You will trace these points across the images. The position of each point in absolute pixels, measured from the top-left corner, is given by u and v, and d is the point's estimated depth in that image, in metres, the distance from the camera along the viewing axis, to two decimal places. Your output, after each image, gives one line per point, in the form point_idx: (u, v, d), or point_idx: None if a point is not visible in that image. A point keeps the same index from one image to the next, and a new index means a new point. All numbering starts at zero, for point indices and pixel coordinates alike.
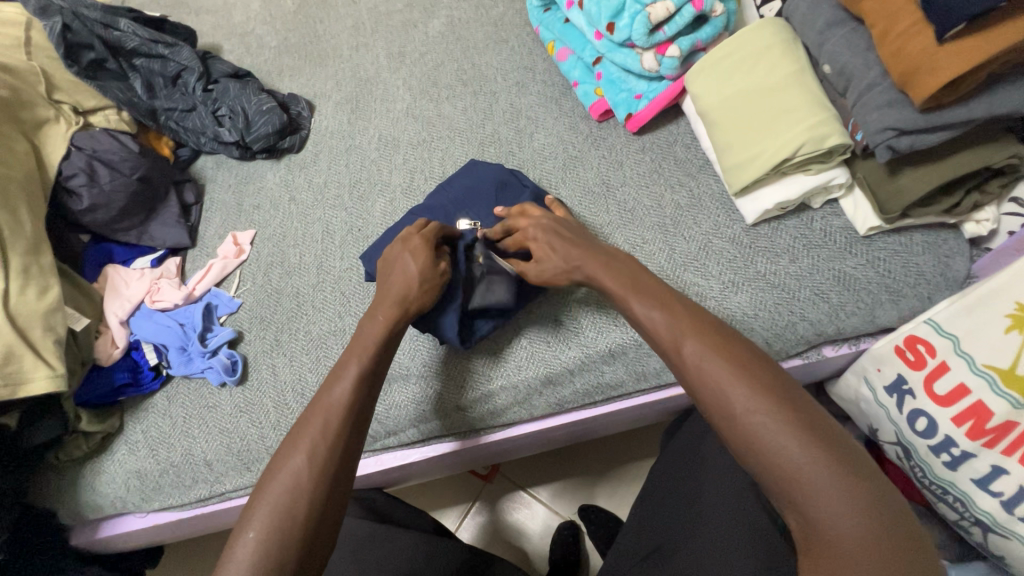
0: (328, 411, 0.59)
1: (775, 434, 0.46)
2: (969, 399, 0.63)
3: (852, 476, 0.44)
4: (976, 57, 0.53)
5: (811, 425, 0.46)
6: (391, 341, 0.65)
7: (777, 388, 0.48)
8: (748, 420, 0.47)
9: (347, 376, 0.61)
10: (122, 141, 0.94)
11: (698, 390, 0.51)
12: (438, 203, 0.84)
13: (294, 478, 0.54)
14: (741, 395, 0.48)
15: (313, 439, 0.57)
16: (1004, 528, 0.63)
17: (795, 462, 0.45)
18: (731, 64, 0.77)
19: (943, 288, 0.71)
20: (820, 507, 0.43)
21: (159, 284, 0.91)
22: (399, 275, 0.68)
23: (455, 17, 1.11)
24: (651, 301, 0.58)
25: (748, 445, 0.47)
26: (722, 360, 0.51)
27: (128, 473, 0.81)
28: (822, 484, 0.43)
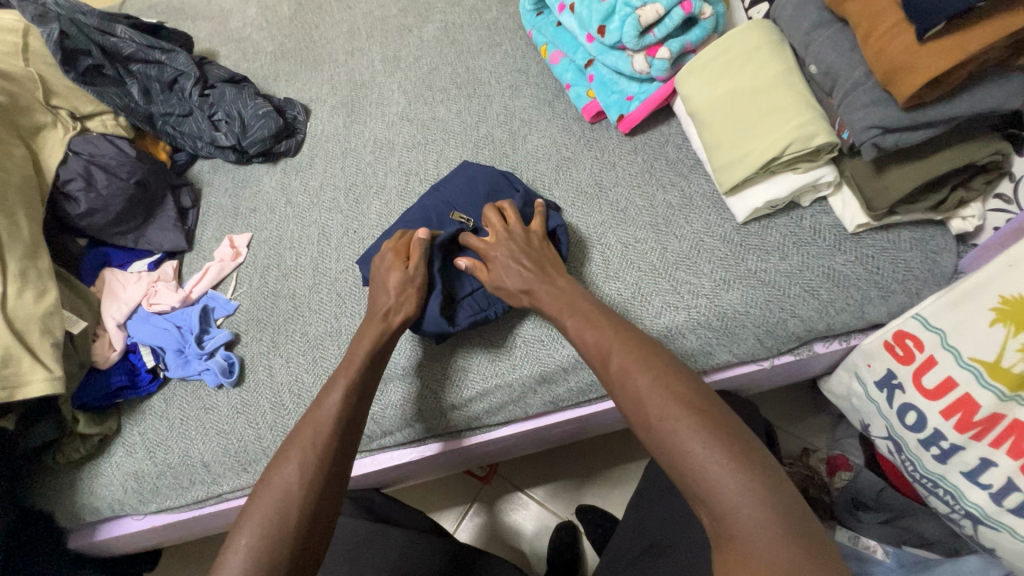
0: (318, 422, 0.62)
1: (680, 436, 0.52)
2: (956, 392, 0.64)
3: (751, 472, 0.49)
4: (955, 57, 0.54)
5: (719, 431, 0.52)
6: (377, 354, 0.69)
7: (688, 397, 0.54)
8: (660, 425, 0.53)
9: (338, 388, 0.65)
10: (119, 146, 0.95)
11: (623, 400, 0.58)
12: (430, 204, 0.85)
13: (284, 486, 0.57)
14: (656, 403, 0.55)
15: (305, 447, 0.59)
16: (993, 521, 0.64)
17: (698, 460, 0.50)
18: (720, 65, 0.78)
19: (931, 284, 0.72)
20: (721, 500, 0.48)
21: (156, 287, 0.91)
22: (380, 289, 0.73)
23: (450, 21, 1.12)
24: (582, 320, 0.65)
25: (661, 447, 0.53)
26: (643, 373, 0.57)
27: (125, 475, 0.82)
28: (722, 480, 0.48)
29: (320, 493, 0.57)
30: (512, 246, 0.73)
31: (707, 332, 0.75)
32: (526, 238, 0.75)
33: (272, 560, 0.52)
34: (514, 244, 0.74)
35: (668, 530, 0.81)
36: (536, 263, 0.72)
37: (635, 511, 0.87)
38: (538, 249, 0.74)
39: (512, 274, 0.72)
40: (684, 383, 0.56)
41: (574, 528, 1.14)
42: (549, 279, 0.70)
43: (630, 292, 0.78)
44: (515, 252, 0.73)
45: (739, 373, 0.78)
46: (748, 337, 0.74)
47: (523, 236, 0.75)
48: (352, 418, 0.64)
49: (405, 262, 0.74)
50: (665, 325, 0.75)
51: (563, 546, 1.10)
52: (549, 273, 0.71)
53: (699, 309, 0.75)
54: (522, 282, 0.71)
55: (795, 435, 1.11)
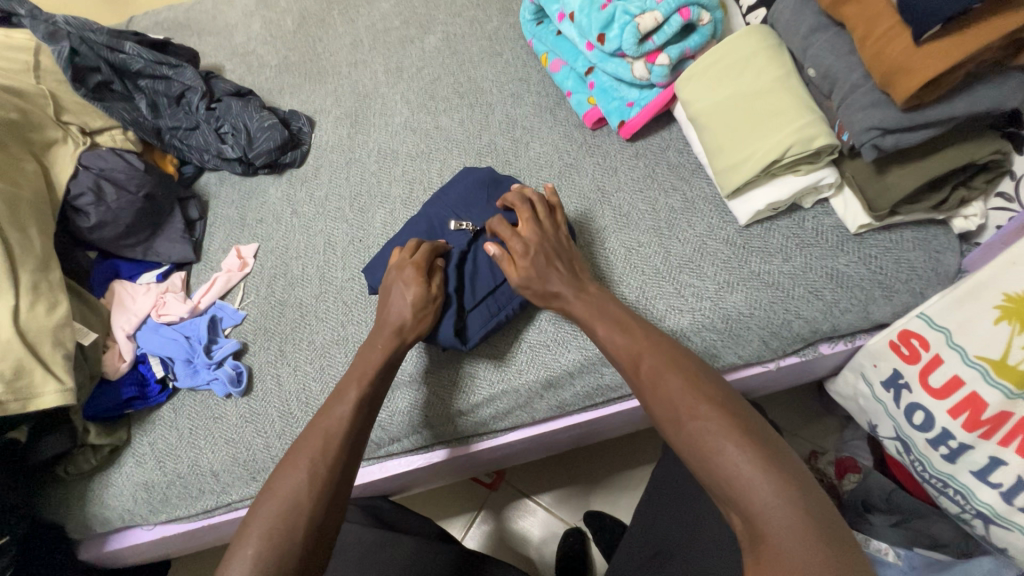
0: (328, 433, 0.62)
1: (714, 436, 0.52)
2: (962, 390, 0.63)
3: (782, 473, 0.49)
4: (953, 58, 0.54)
5: (750, 433, 0.52)
6: (389, 368, 0.70)
7: (717, 398, 0.55)
8: (693, 424, 0.54)
9: (348, 399, 0.65)
10: (128, 160, 0.96)
11: (652, 402, 0.59)
12: (434, 213, 0.85)
13: (294, 496, 0.57)
14: (688, 404, 0.55)
15: (313, 458, 0.60)
16: (1004, 520, 0.64)
17: (730, 459, 0.51)
18: (719, 71, 0.79)
19: (934, 283, 0.72)
20: (752, 499, 0.48)
21: (165, 297, 0.92)
22: (394, 303, 0.73)
23: (451, 32, 1.14)
24: (613, 325, 0.66)
25: (692, 447, 0.53)
26: (673, 374, 0.58)
27: (136, 486, 0.82)
28: (754, 479, 0.49)
29: (327, 507, 0.58)
30: (541, 241, 0.73)
31: (712, 334, 0.75)
32: (555, 235, 0.75)
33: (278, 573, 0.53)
34: (545, 239, 0.73)
35: (676, 533, 0.81)
36: (565, 268, 0.72)
37: (644, 515, 0.87)
38: (570, 251, 0.75)
39: (544, 275, 0.71)
40: (715, 386, 0.57)
41: (582, 534, 1.14)
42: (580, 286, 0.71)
43: (636, 296, 0.78)
44: (548, 247, 0.73)
45: (744, 376, 0.78)
46: (753, 339, 0.75)
47: (552, 233, 0.75)
48: (360, 431, 0.64)
49: (425, 278, 0.73)
50: (671, 327, 0.75)
51: (572, 553, 1.11)
52: (580, 281, 0.72)
53: (703, 312, 0.75)
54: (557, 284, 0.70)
55: (803, 437, 1.10)
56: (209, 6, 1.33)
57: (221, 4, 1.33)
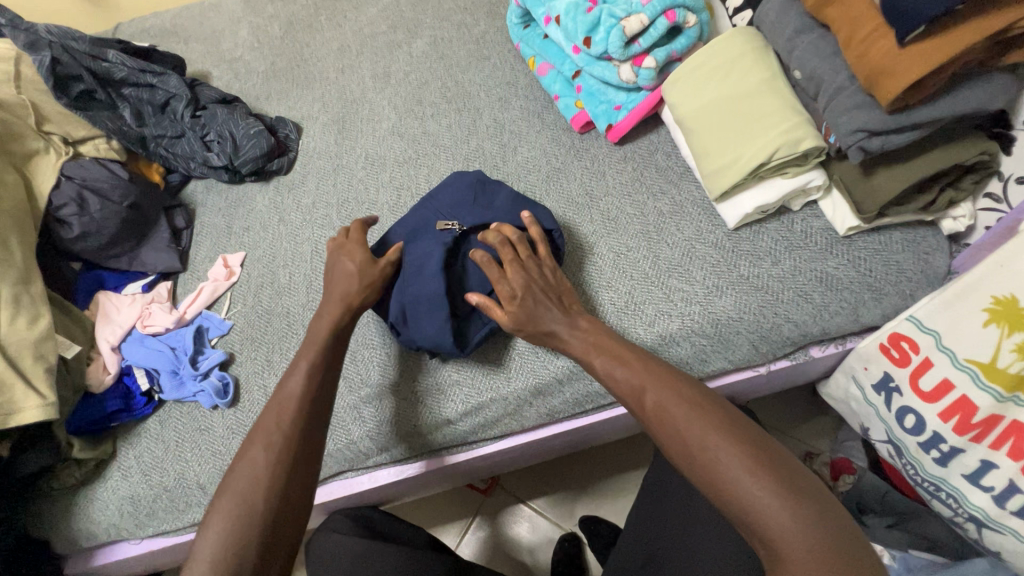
0: (282, 405, 0.65)
1: (728, 467, 0.51)
2: (953, 394, 0.63)
3: (798, 498, 0.49)
4: (935, 60, 0.54)
5: (764, 458, 0.52)
6: (339, 335, 0.72)
7: (726, 424, 0.55)
8: (706, 456, 0.53)
9: (300, 371, 0.68)
10: (112, 169, 0.95)
11: (660, 435, 0.57)
12: (423, 216, 0.84)
13: (253, 470, 0.60)
14: (697, 435, 0.54)
15: (268, 432, 0.63)
16: (997, 523, 0.63)
17: (746, 490, 0.50)
18: (706, 73, 0.79)
19: (924, 285, 0.72)
20: (773, 529, 0.48)
21: (150, 308, 0.91)
22: (342, 279, 0.75)
23: (438, 36, 1.13)
24: (610, 359, 0.64)
25: (706, 479, 0.53)
26: (679, 404, 0.57)
27: (121, 499, 0.81)
28: (772, 508, 0.49)
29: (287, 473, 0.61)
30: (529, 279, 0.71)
31: (701, 339, 0.74)
32: (538, 269, 0.73)
33: (241, 538, 0.56)
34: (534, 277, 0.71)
35: (669, 539, 0.80)
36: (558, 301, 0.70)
37: (636, 523, 0.86)
38: (558, 283, 0.73)
39: (535, 313, 0.69)
40: (722, 412, 0.56)
41: (577, 539, 1.13)
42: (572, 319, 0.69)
43: (624, 302, 0.77)
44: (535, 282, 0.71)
45: (735, 380, 0.78)
46: (743, 344, 0.74)
47: (535, 265, 0.73)
48: (317, 400, 0.66)
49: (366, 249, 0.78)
50: (660, 333, 0.75)
51: (567, 558, 1.10)
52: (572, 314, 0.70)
53: (692, 317, 0.75)
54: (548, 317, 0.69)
55: (799, 439, 1.10)
56: (196, 12, 1.32)
57: (208, 11, 1.32)
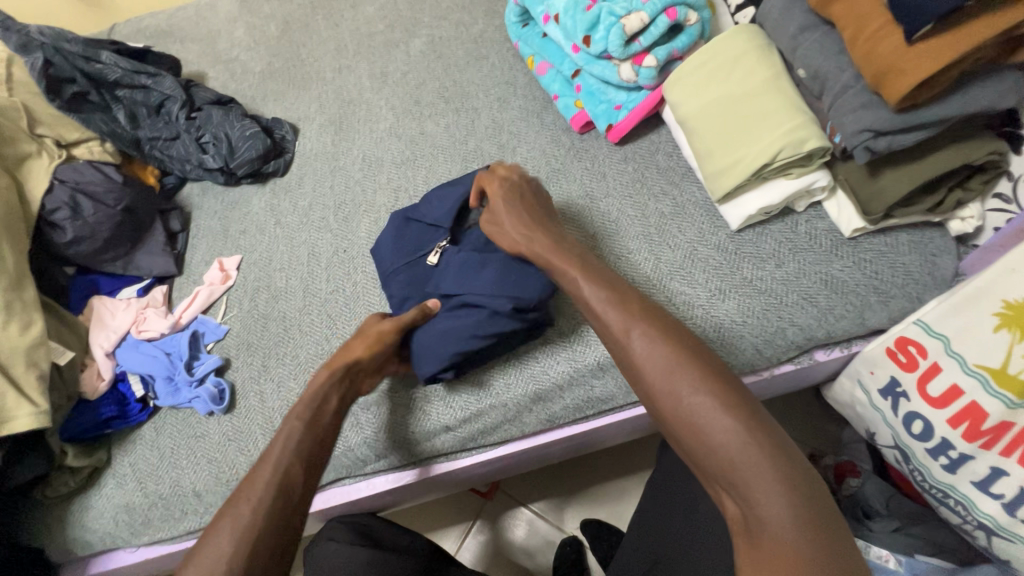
0: (261, 473, 0.58)
1: (712, 415, 0.49)
2: (962, 400, 0.61)
3: (783, 454, 0.47)
4: (945, 57, 0.53)
5: (750, 411, 0.49)
6: (319, 400, 0.67)
7: (717, 372, 0.51)
8: (691, 400, 0.50)
9: (284, 436, 0.62)
10: (106, 172, 0.94)
11: (643, 371, 0.54)
12: (415, 278, 0.80)
13: (216, 549, 0.52)
14: (685, 379, 0.51)
15: (240, 503, 0.56)
16: (1007, 532, 0.62)
17: (730, 438, 0.47)
18: (708, 71, 0.77)
19: (932, 288, 0.70)
20: (751, 483, 0.46)
21: (145, 313, 0.90)
22: (364, 340, 0.72)
23: (436, 35, 1.12)
24: (602, 288, 0.60)
25: (687, 424, 0.50)
26: (670, 345, 0.53)
27: (116, 508, 0.80)
28: (754, 461, 0.46)
29: (249, 562, 0.52)
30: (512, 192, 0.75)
31: (704, 343, 0.73)
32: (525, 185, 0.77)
33: None
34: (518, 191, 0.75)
35: (671, 546, 0.79)
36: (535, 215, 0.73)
37: (638, 529, 0.85)
38: (541, 204, 0.76)
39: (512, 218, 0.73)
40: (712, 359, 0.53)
41: (578, 543, 1.12)
42: (558, 242, 0.68)
43: None
44: (518, 199, 0.74)
45: None
46: (747, 348, 0.73)
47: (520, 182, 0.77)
48: (298, 468, 0.60)
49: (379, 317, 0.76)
50: None
51: (567, 563, 1.09)
52: (555, 236, 0.70)
53: (694, 320, 0.73)
54: (529, 227, 0.71)
55: (802, 442, 1.08)
56: (192, 12, 1.31)
57: (203, 11, 1.31)
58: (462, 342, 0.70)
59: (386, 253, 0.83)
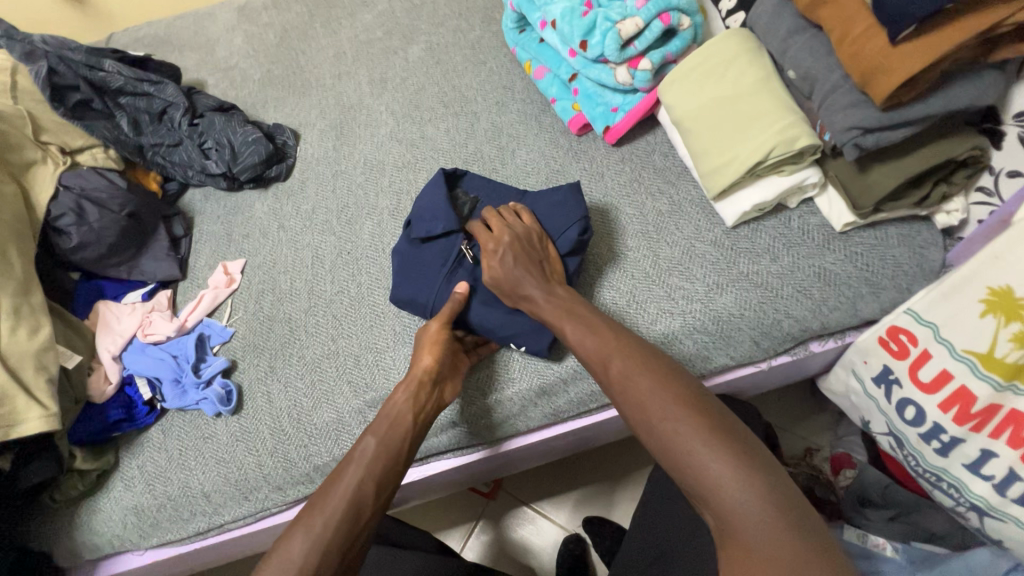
0: (341, 485, 0.62)
1: (682, 436, 0.52)
2: (952, 384, 0.64)
3: (751, 467, 0.49)
4: (926, 58, 0.55)
5: (718, 428, 0.52)
6: (400, 415, 0.68)
7: (688, 398, 0.55)
8: (663, 423, 0.54)
9: (366, 449, 0.65)
10: (110, 179, 0.95)
11: (622, 401, 0.59)
12: (462, 288, 0.79)
13: (289, 556, 0.57)
14: (657, 404, 0.55)
15: (314, 515, 0.59)
16: (998, 512, 0.64)
17: (699, 457, 0.51)
18: (702, 73, 0.80)
19: (920, 279, 0.73)
20: (724, 497, 0.49)
21: (151, 317, 0.91)
22: (425, 350, 0.73)
23: (434, 42, 1.14)
24: (583, 327, 0.66)
25: (662, 446, 0.54)
26: (642, 373, 0.58)
27: (124, 510, 0.81)
28: (723, 475, 0.49)
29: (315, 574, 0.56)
30: (510, 238, 0.74)
31: (703, 336, 0.75)
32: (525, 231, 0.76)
33: None
34: (519, 238, 0.74)
35: (674, 537, 0.81)
36: (535, 262, 0.73)
37: (642, 521, 0.86)
38: (542, 249, 0.75)
39: (512, 265, 0.72)
40: (684, 383, 0.57)
41: (582, 540, 1.13)
42: (547, 286, 0.71)
43: (626, 300, 0.78)
44: (521, 253, 0.73)
45: (738, 376, 0.78)
46: (744, 340, 0.75)
47: (523, 230, 0.76)
48: (373, 483, 0.63)
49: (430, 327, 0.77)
50: (662, 331, 0.76)
51: (570, 560, 1.10)
52: (546, 282, 0.72)
53: (693, 314, 0.76)
54: (526, 276, 0.71)
55: (799, 435, 1.10)
56: (190, 21, 1.33)
57: (202, 20, 1.32)
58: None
59: (417, 284, 0.81)
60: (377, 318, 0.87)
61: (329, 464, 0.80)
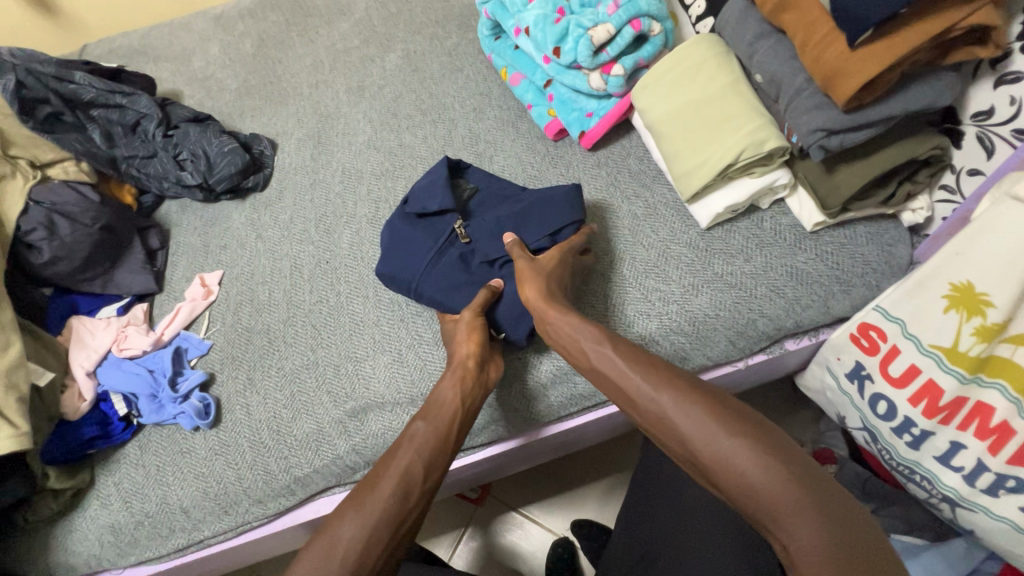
0: (392, 466, 0.60)
1: (750, 464, 0.50)
2: (920, 378, 0.65)
3: (822, 496, 0.47)
4: (885, 61, 0.57)
5: (783, 454, 0.50)
6: (460, 399, 0.67)
7: (754, 426, 0.52)
8: (726, 451, 0.51)
9: (416, 434, 0.63)
10: (82, 192, 0.94)
11: (674, 426, 0.55)
12: (449, 266, 0.80)
13: (339, 537, 0.54)
14: (714, 432, 0.52)
15: (365, 498, 0.57)
16: (969, 502, 0.65)
17: (772, 487, 0.48)
18: (672, 78, 0.81)
19: (889, 276, 0.75)
20: (802, 528, 0.46)
21: (126, 331, 0.90)
22: (465, 338, 0.72)
23: (411, 50, 1.14)
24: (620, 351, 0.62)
25: (728, 476, 0.50)
26: (693, 400, 0.55)
27: (101, 529, 0.79)
28: (797, 505, 0.47)
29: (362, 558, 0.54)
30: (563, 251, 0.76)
31: (680, 337, 0.76)
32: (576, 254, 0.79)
33: None
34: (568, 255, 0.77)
35: (658, 538, 0.81)
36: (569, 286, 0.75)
37: (626, 523, 0.87)
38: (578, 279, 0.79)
39: (555, 271, 0.73)
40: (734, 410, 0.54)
41: (570, 544, 1.13)
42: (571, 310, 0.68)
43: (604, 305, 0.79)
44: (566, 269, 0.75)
45: (715, 376, 0.79)
46: (720, 340, 0.76)
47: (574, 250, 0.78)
48: (425, 462, 0.61)
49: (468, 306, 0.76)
50: (640, 333, 0.76)
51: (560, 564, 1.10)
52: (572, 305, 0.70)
53: (670, 316, 0.77)
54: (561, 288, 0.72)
55: None
56: (165, 31, 1.31)
57: (177, 30, 1.31)
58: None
59: (403, 259, 0.81)
60: (357, 327, 0.87)
61: (310, 475, 0.79)
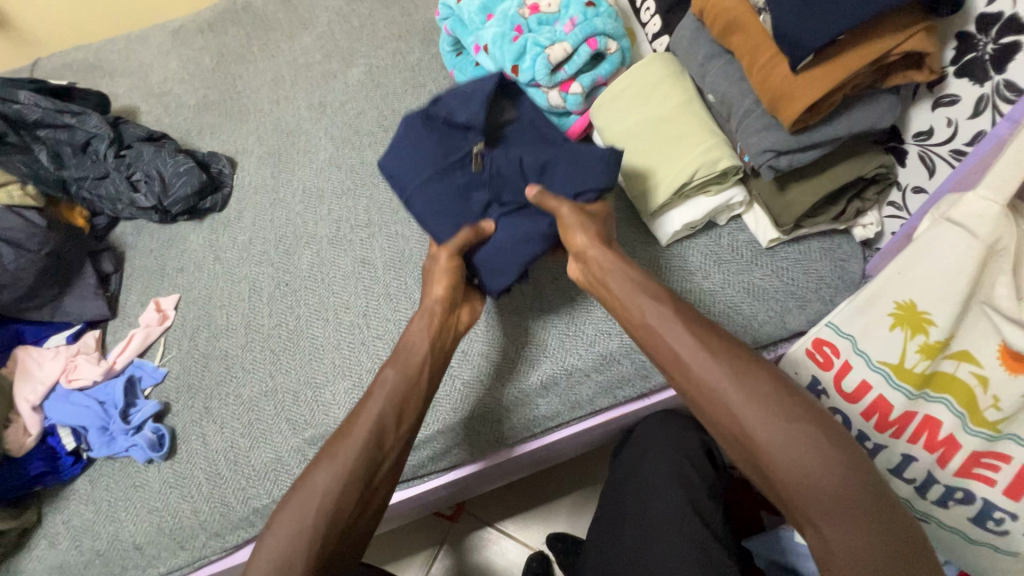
0: (364, 428, 0.61)
1: (812, 462, 0.51)
2: (871, 394, 0.66)
3: (871, 498, 0.50)
4: (827, 85, 0.58)
5: (844, 455, 0.51)
6: (432, 351, 0.67)
7: (823, 425, 0.53)
8: (790, 445, 0.52)
9: (384, 389, 0.63)
10: (27, 217, 0.90)
11: (738, 413, 0.54)
12: (443, 196, 0.71)
13: (315, 493, 0.57)
14: (781, 424, 0.52)
15: (336, 458, 0.59)
16: (919, 510, 0.68)
17: (830, 484, 0.50)
18: (629, 97, 0.82)
19: (842, 290, 0.76)
20: (848, 524, 0.49)
21: (75, 360, 0.86)
22: (437, 279, 0.70)
23: (374, 65, 1.13)
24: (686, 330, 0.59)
25: (782, 466, 0.52)
26: (765, 390, 0.54)
27: (48, 570, 0.76)
28: (851, 503, 0.50)
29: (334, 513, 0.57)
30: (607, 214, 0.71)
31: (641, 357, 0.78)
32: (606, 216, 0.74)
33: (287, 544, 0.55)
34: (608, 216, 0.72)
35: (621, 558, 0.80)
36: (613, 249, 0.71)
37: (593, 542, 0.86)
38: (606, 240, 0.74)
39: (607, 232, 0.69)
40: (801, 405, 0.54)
41: (546, 558, 1.12)
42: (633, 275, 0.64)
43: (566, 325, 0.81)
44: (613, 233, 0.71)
45: None
46: None
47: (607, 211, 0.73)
48: (394, 418, 0.62)
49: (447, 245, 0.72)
50: (600, 352, 0.79)
51: None
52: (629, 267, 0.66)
53: None
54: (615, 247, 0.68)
55: None
56: (121, 45, 1.28)
57: (133, 44, 1.27)
58: (533, 247, 0.69)
59: (404, 170, 0.73)
60: (318, 351, 0.85)
61: (270, 506, 0.77)
